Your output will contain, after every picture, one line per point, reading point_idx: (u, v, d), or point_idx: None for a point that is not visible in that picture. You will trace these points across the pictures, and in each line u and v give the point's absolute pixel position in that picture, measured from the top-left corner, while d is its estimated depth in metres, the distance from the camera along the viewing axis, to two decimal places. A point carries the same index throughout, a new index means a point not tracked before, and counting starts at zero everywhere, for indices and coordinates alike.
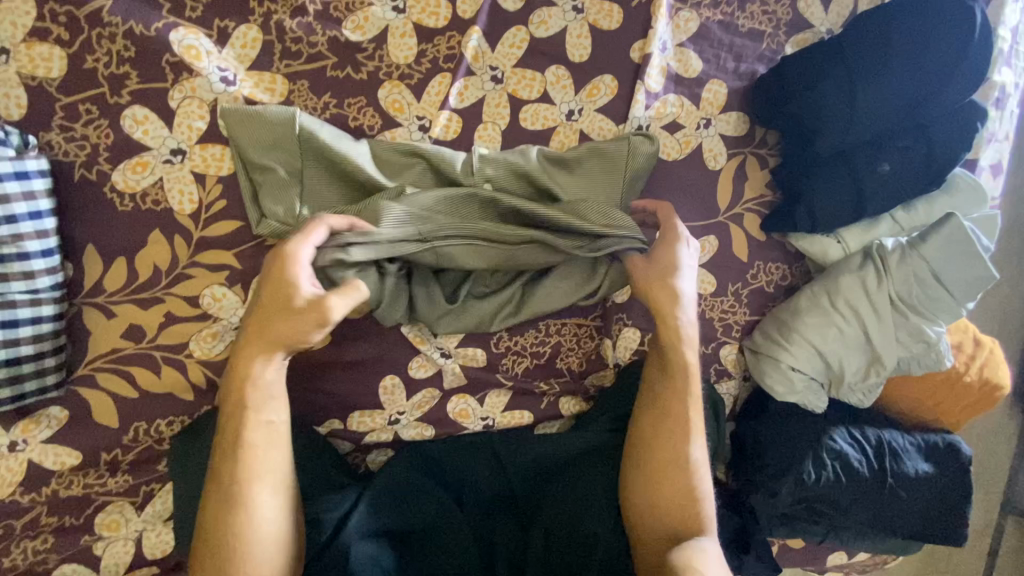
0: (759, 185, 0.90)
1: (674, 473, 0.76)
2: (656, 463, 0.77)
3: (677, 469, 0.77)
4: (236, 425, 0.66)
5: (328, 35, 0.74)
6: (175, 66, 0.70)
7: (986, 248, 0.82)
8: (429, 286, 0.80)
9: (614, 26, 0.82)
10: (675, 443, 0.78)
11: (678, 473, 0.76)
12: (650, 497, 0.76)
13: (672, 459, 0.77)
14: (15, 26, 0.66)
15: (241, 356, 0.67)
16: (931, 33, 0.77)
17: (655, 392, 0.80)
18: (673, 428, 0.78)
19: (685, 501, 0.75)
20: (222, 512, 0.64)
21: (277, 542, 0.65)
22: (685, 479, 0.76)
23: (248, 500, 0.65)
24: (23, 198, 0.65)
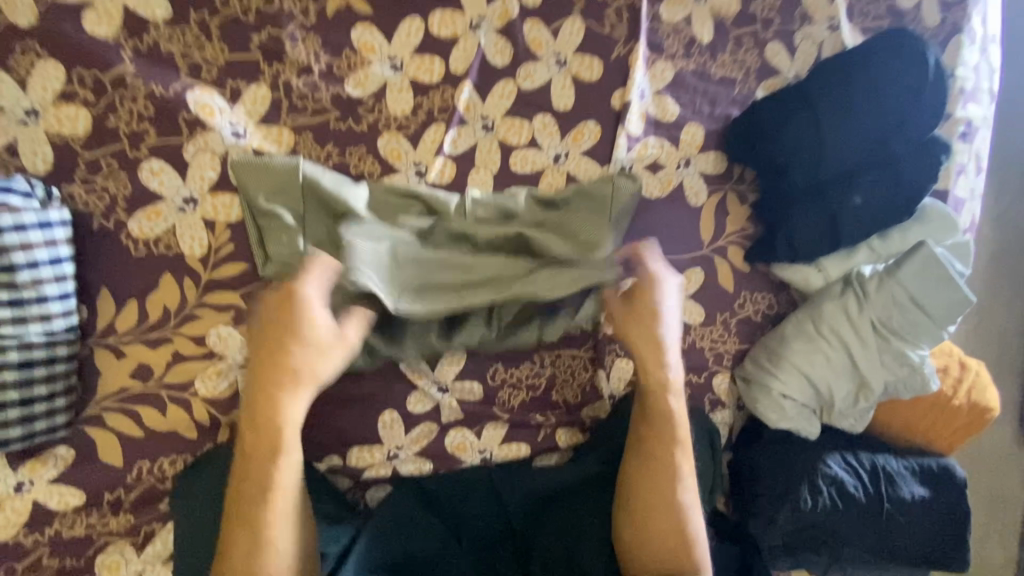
0: (740, 219, 0.95)
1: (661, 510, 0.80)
2: (643, 504, 0.81)
3: (663, 508, 0.80)
4: (261, 463, 0.70)
5: (332, 91, 0.81)
6: (190, 122, 0.76)
7: (960, 273, 0.86)
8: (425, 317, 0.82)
9: (596, 77, 0.89)
10: (661, 484, 0.81)
11: (662, 511, 0.80)
12: (639, 539, 0.80)
13: (660, 498, 0.81)
14: (46, 90, 0.73)
15: (268, 394, 0.70)
16: (883, 81, 0.84)
17: (648, 429, 0.82)
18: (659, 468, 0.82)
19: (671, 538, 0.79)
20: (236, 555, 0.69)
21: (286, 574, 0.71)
22: (670, 517, 0.80)
23: (261, 547, 0.69)
24: (45, 245, 0.70)
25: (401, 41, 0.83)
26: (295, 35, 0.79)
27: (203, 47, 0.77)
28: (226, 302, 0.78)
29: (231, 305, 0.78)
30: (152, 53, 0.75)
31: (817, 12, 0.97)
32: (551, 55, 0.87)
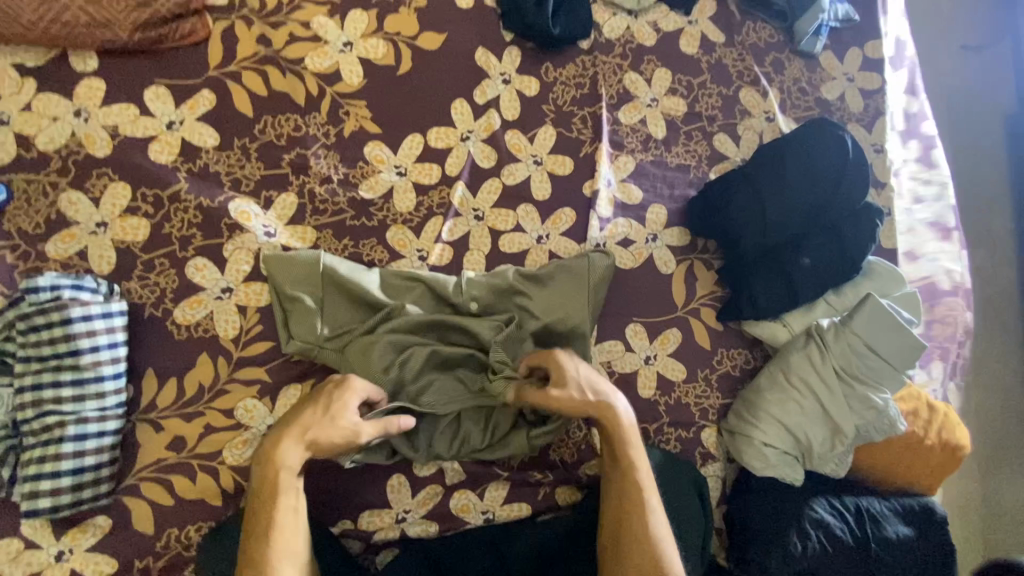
0: (708, 284, 1.06)
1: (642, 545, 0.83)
2: (622, 540, 0.84)
3: (642, 545, 0.83)
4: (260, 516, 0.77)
5: (348, 195, 0.97)
6: (230, 226, 0.92)
7: (908, 320, 0.96)
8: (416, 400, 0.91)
9: (568, 171, 1.05)
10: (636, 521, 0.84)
11: (641, 546, 0.83)
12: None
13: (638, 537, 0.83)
14: (116, 206, 0.89)
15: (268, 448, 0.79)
16: (812, 161, 0.99)
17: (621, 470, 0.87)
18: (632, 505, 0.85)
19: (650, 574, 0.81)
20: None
21: None
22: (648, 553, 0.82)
23: None
24: (105, 332, 0.82)
25: (405, 152, 1.00)
26: (318, 153, 0.97)
27: (243, 166, 0.94)
28: (254, 377, 0.89)
29: (258, 379, 0.89)
30: (202, 172, 0.93)
31: (754, 108, 1.15)
32: (529, 156, 1.04)
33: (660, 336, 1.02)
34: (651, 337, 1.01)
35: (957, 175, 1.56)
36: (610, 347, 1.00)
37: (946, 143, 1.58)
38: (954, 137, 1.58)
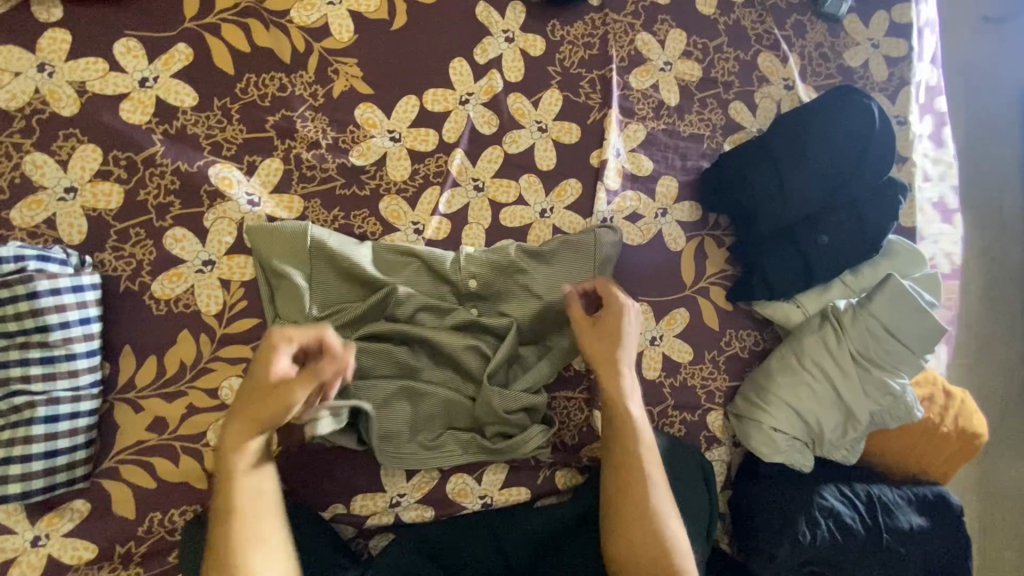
0: (719, 262, 1.01)
1: (644, 522, 0.78)
2: (626, 523, 0.78)
3: (647, 521, 0.78)
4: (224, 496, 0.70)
5: (338, 162, 0.90)
6: (210, 193, 0.85)
7: (929, 303, 0.91)
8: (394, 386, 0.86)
9: (574, 140, 0.98)
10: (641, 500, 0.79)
11: (643, 525, 0.78)
12: (628, 556, 0.77)
13: (640, 514, 0.79)
14: (85, 170, 0.82)
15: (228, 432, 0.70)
16: (837, 131, 0.92)
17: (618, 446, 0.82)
18: (636, 483, 0.80)
19: (657, 554, 0.76)
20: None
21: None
22: (654, 530, 0.78)
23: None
24: (77, 307, 0.76)
25: (399, 116, 0.93)
26: (305, 115, 0.90)
27: (223, 128, 0.87)
28: (238, 355, 0.84)
29: (243, 358, 0.84)
30: (179, 135, 0.85)
31: (773, 74, 1.08)
32: (533, 122, 0.97)
33: (667, 316, 0.97)
34: (658, 317, 0.96)
35: (972, 152, 1.49)
36: None
37: (967, 116, 1.50)
38: (971, 112, 1.50)
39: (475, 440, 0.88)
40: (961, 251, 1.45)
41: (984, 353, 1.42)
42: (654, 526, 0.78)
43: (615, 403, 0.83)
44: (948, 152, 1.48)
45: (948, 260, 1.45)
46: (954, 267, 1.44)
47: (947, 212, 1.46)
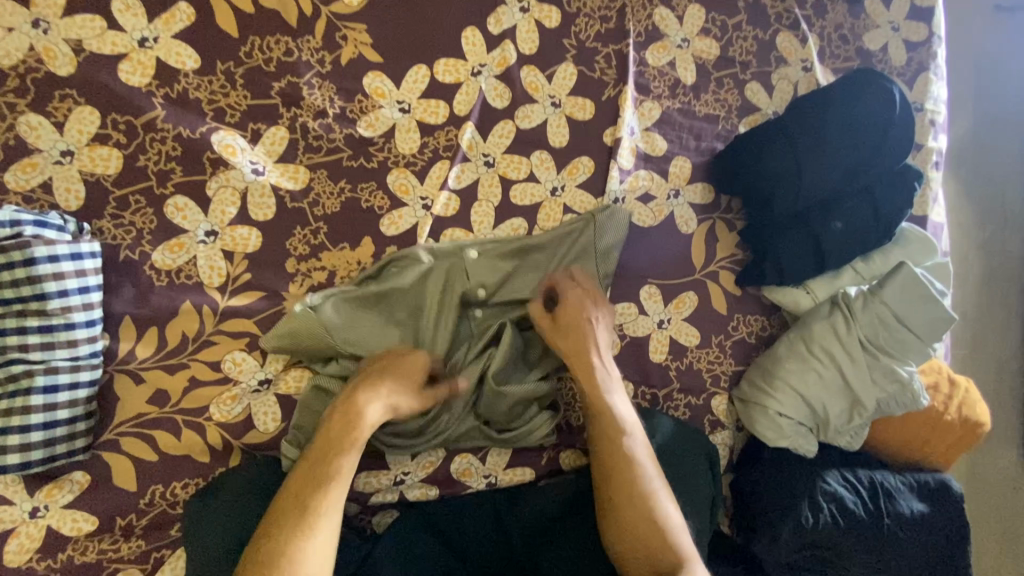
0: (729, 246, 1.00)
1: (635, 495, 0.78)
2: (617, 497, 0.79)
3: (637, 502, 0.78)
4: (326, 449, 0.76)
5: (345, 132, 0.87)
6: (213, 160, 0.82)
7: (939, 291, 0.91)
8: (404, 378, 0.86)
9: (588, 117, 0.96)
10: (628, 480, 0.79)
11: (632, 506, 0.78)
12: (626, 530, 0.77)
13: (629, 489, 0.79)
14: (82, 133, 0.78)
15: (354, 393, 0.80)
16: (856, 114, 0.90)
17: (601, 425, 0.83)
18: (620, 466, 0.80)
19: (649, 534, 0.76)
20: (278, 557, 0.67)
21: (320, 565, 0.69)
22: (644, 511, 0.77)
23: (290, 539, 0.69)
24: (75, 275, 0.74)
25: (409, 86, 0.90)
26: (312, 83, 0.87)
27: (227, 93, 0.83)
28: (242, 329, 0.82)
29: (247, 332, 0.82)
30: (181, 99, 0.82)
31: (791, 55, 1.05)
32: (546, 97, 0.95)
33: (676, 300, 0.96)
34: (667, 300, 0.96)
35: (979, 141, 1.47)
36: (623, 309, 0.94)
37: (978, 104, 1.48)
38: (980, 101, 1.48)
39: (479, 427, 0.88)
40: (964, 240, 1.45)
41: (987, 344, 1.42)
42: (645, 505, 0.77)
43: (593, 388, 0.84)
44: (955, 141, 1.47)
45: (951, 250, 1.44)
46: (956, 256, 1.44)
47: (954, 201, 1.45)
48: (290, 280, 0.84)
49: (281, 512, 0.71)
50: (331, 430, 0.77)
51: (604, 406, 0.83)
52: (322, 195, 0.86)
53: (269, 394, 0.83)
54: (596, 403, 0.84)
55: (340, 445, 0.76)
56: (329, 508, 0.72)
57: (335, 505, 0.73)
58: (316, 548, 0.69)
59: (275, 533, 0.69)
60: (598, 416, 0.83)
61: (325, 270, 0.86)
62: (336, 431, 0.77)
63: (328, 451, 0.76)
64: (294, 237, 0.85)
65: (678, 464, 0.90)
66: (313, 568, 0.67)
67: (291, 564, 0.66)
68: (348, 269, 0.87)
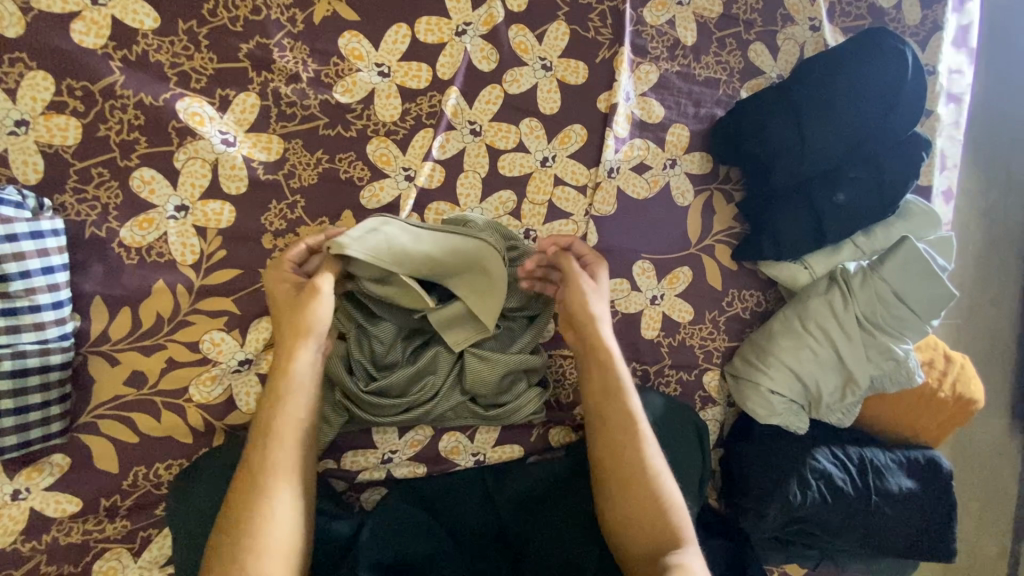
0: (726, 219, 0.96)
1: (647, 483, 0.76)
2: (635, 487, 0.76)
3: (639, 489, 0.75)
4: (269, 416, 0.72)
5: (320, 98, 0.82)
6: (180, 130, 0.77)
7: (942, 268, 0.89)
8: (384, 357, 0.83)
9: (581, 80, 0.91)
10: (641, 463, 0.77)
11: (640, 493, 0.75)
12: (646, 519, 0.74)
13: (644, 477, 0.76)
14: (35, 100, 0.72)
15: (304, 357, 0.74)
16: (866, 79, 0.85)
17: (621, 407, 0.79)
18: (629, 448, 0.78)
19: (656, 520, 0.74)
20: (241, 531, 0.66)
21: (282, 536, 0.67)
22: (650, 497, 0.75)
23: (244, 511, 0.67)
24: (37, 255, 0.70)
25: (388, 47, 0.84)
26: (283, 44, 0.80)
27: (191, 56, 0.77)
28: (219, 308, 0.79)
29: (225, 311, 0.79)
30: (141, 63, 0.76)
31: (798, 13, 0.99)
32: (536, 59, 0.89)
33: (670, 275, 0.93)
34: (660, 276, 0.93)
35: (1011, 99, 1.36)
36: (614, 285, 0.91)
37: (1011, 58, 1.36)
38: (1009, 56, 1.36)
39: (466, 404, 0.86)
40: (987, 207, 1.36)
41: (997, 317, 1.38)
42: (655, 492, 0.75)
43: (603, 369, 0.81)
44: (984, 99, 1.36)
45: (974, 220, 1.36)
46: (979, 227, 1.36)
47: (978, 164, 1.35)
48: (266, 257, 0.81)
49: (237, 487, 0.69)
50: (274, 386, 0.74)
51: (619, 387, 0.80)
52: (298, 167, 0.81)
53: (250, 374, 0.81)
54: (607, 381, 0.80)
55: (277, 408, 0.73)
56: (280, 471, 0.70)
57: (290, 468, 0.71)
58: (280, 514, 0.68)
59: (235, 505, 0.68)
60: (614, 395, 0.80)
61: (304, 246, 0.82)
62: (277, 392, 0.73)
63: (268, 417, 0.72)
64: (270, 212, 0.81)
65: (669, 441, 0.89)
66: (281, 535, 0.67)
67: (257, 532, 0.66)
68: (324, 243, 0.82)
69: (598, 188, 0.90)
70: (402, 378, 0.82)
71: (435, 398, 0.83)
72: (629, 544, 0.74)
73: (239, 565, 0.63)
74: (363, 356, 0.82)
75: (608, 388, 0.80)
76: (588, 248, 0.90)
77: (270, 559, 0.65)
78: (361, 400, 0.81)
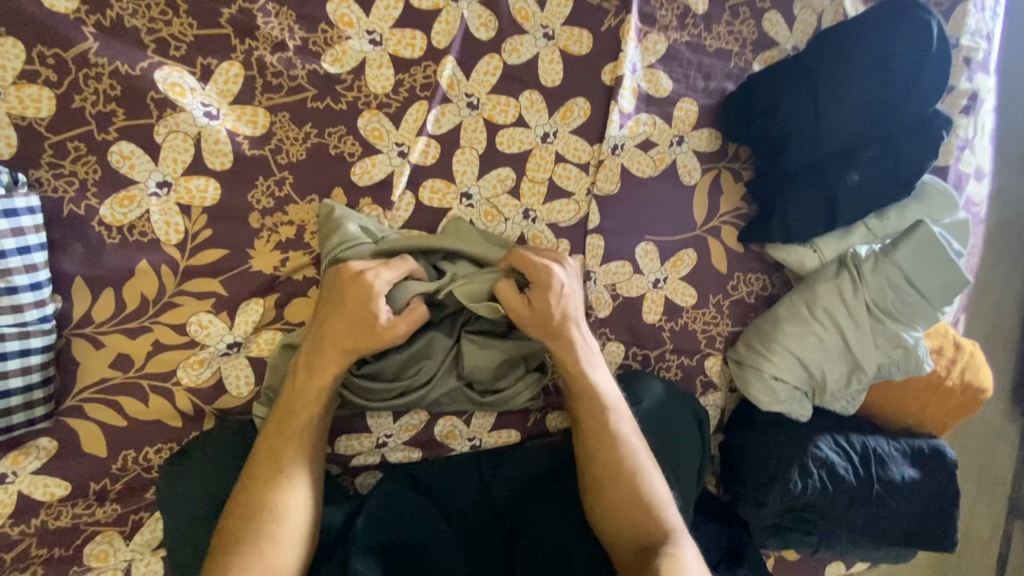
0: (734, 199, 0.93)
1: (623, 477, 0.75)
2: (609, 484, 0.75)
3: (620, 479, 0.75)
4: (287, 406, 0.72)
5: (308, 68, 0.77)
6: (159, 102, 0.73)
7: (957, 252, 0.85)
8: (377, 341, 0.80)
9: (585, 51, 0.86)
10: (616, 459, 0.76)
11: (617, 489, 0.75)
12: (624, 515, 0.74)
13: (618, 473, 0.75)
14: (5, 68, 0.68)
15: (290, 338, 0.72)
16: (889, 52, 0.80)
17: (589, 405, 0.78)
18: (605, 445, 0.77)
19: (636, 512, 0.74)
20: (261, 515, 0.67)
21: (295, 533, 0.68)
22: (630, 492, 0.75)
23: (258, 502, 0.68)
24: (12, 234, 0.66)
25: (380, 13, 0.79)
26: (267, 9, 0.75)
27: (169, 21, 0.73)
28: (206, 289, 0.76)
29: (212, 292, 0.77)
30: (116, 28, 0.71)
31: None
32: (538, 27, 0.84)
33: (673, 257, 0.90)
34: (663, 258, 0.89)
35: None
36: (616, 269, 0.88)
37: None
38: None
39: (461, 390, 0.83)
40: (999, 189, 1.32)
41: (1006, 302, 1.35)
42: (632, 485, 0.75)
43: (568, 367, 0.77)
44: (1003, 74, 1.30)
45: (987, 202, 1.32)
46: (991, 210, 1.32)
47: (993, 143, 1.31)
48: (254, 237, 0.77)
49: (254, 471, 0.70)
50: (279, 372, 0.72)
51: (588, 387, 0.77)
52: (285, 141, 0.77)
53: (239, 357, 0.79)
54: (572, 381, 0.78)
55: (307, 403, 0.73)
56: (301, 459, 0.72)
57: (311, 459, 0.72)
58: (296, 503, 0.69)
59: (252, 487, 0.70)
60: (580, 397, 0.78)
61: (293, 225, 0.79)
62: (303, 380, 0.72)
63: (294, 409, 0.73)
64: (256, 189, 0.77)
65: (667, 426, 0.87)
66: (295, 520, 0.69)
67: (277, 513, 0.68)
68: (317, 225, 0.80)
69: (602, 166, 0.86)
70: (395, 362, 0.79)
71: (428, 382, 0.80)
72: (621, 548, 0.74)
73: (255, 553, 0.65)
74: None
75: (574, 386, 0.78)
76: (589, 230, 0.87)
77: (283, 548, 0.67)
78: (352, 382, 0.79)
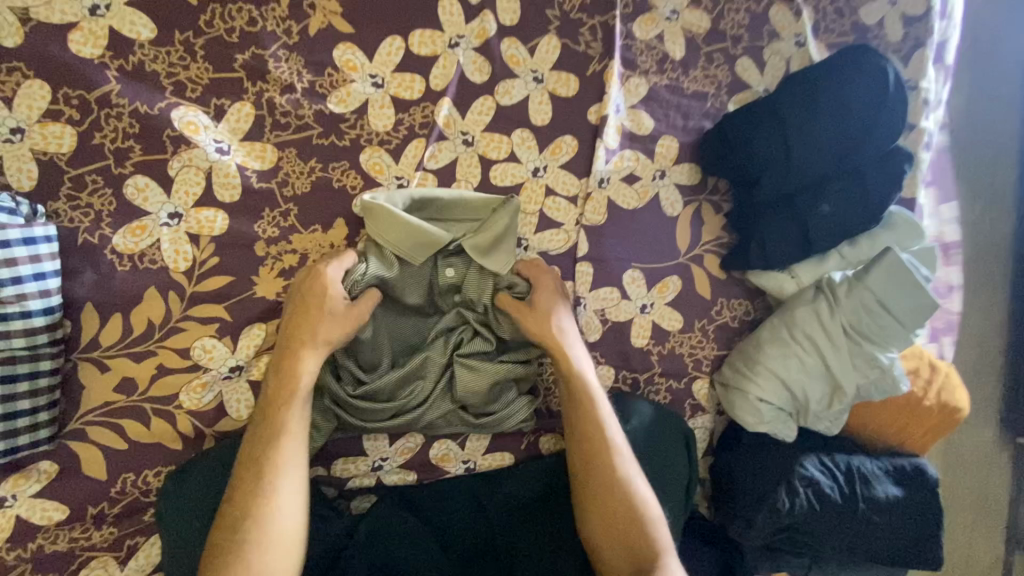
0: (715, 229, 0.98)
1: (615, 488, 0.78)
2: (603, 496, 0.78)
3: (613, 491, 0.78)
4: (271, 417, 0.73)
5: (314, 108, 0.83)
6: (174, 139, 0.78)
7: (925, 277, 0.91)
8: (374, 365, 0.83)
9: (572, 93, 0.92)
10: (610, 470, 0.79)
11: (609, 500, 0.77)
12: (615, 528, 0.76)
13: (610, 484, 0.78)
14: (32, 108, 0.73)
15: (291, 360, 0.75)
16: (850, 95, 0.87)
17: (585, 413, 0.81)
18: (598, 456, 0.80)
19: (627, 524, 0.76)
20: (245, 526, 0.67)
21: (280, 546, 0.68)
22: (622, 504, 0.77)
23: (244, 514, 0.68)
24: (29, 261, 0.70)
25: (382, 58, 0.85)
26: (278, 55, 0.82)
27: (187, 66, 0.78)
28: (211, 314, 0.80)
29: (216, 317, 0.80)
30: (137, 72, 0.77)
31: (784, 29, 1.02)
32: (528, 71, 0.91)
33: (659, 283, 0.94)
34: (649, 284, 0.94)
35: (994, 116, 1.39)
36: (604, 294, 0.92)
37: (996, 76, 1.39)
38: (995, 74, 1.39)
39: (456, 412, 0.86)
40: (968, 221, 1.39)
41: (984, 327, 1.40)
42: (624, 496, 0.77)
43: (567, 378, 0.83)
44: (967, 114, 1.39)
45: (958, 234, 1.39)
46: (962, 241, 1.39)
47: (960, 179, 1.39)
48: (259, 264, 0.81)
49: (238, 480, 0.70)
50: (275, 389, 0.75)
51: (584, 396, 0.82)
52: (291, 175, 0.82)
53: (240, 381, 0.81)
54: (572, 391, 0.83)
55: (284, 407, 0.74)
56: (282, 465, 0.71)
57: (293, 464, 0.72)
58: (282, 511, 0.69)
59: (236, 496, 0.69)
60: (577, 407, 0.82)
61: (296, 254, 0.83)
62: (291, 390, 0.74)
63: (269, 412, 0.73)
64: (263, 219, 0.81)
65: (657, 446, 0.89)
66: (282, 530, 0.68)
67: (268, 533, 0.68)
68: (320, 252, 0.83)
69: (589, 198, 0.92)
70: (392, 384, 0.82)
71: (424, 404, 0.83)
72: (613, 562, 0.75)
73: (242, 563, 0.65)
74: (353, 362, 0.82)
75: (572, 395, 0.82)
76: (578, 258, 0.91)
77: (272, 555, 0.67)
78: (350, 405, 0.82)
